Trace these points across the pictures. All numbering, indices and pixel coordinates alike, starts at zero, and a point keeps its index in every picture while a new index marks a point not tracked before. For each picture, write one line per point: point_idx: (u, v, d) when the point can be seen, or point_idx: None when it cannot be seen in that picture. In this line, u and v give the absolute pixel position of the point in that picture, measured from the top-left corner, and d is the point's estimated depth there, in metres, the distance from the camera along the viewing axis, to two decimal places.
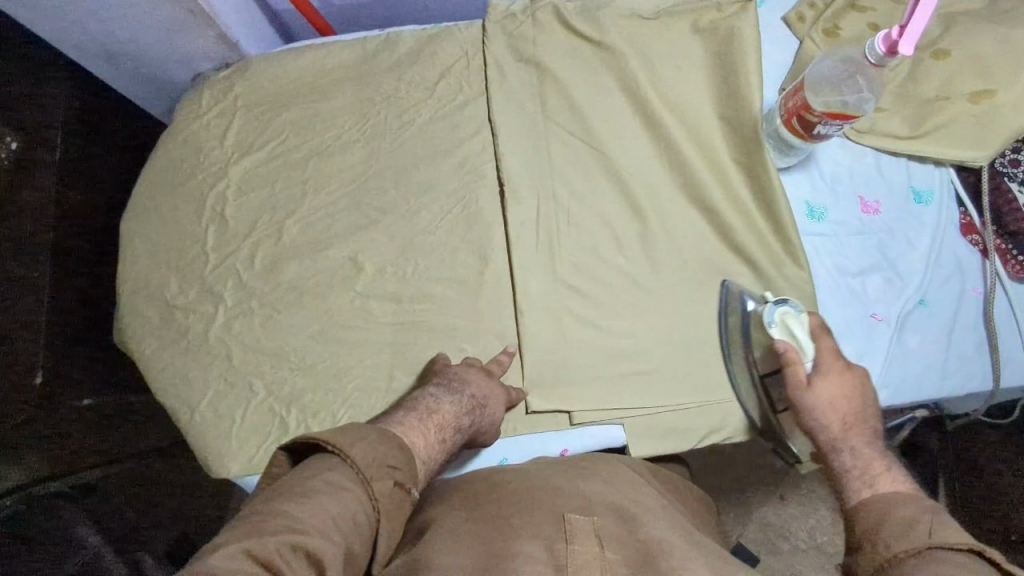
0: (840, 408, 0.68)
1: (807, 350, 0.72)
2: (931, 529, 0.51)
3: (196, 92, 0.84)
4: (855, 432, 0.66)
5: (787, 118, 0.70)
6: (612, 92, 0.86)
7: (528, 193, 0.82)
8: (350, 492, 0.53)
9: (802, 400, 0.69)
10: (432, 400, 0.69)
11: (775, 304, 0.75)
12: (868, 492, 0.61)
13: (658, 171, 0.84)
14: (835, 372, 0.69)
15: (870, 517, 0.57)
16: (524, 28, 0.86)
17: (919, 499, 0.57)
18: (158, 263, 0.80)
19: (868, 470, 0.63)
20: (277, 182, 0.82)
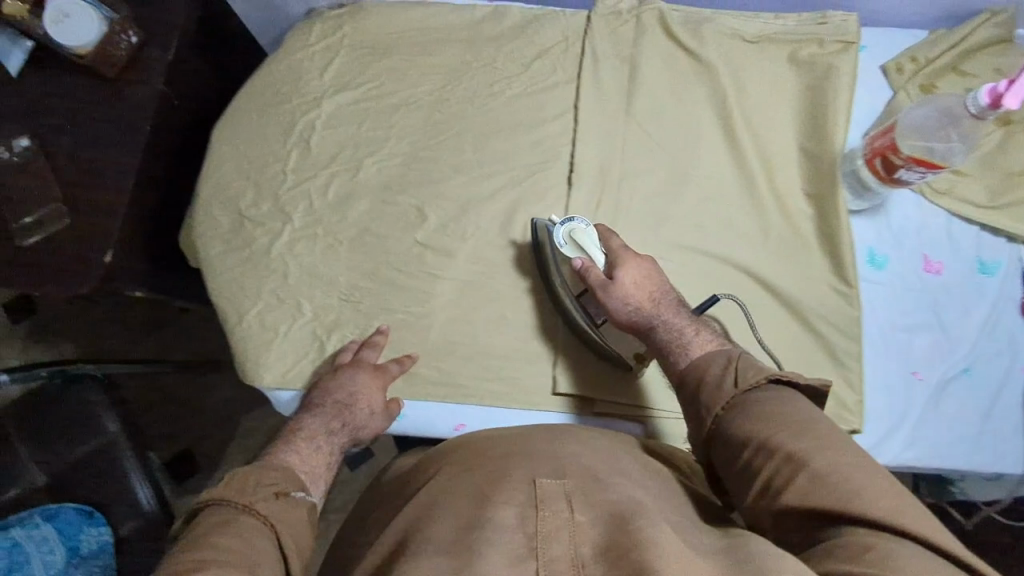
0: (641, 292, 0.75)
1: (596, 256, 0.77)
2: (736, 380, 0.64)
3: (307, 24, 0.89)
4: (663, 309, 0.74)
5: (869, 158, 0.77)
6: (700, 102, 0.87)
7: (598, 182, 0.84)
8: (236, 523, 0.57)
9: (613, 296, 0.75)
10: (298, 423, 0.74)
11: (562, 223, 0.78)
12: (689, 357, 0.71)
13: (730, 186, 0.84)
14: (619, 266, 0.75)
15: (692, 379, 0.68)
16: (626, 27, 0.89)
17: (731, 355, 0.68)
18: (239, 173, 0.84)
19: (683, 340, 0.72)
20: (365, 121, 0.86)
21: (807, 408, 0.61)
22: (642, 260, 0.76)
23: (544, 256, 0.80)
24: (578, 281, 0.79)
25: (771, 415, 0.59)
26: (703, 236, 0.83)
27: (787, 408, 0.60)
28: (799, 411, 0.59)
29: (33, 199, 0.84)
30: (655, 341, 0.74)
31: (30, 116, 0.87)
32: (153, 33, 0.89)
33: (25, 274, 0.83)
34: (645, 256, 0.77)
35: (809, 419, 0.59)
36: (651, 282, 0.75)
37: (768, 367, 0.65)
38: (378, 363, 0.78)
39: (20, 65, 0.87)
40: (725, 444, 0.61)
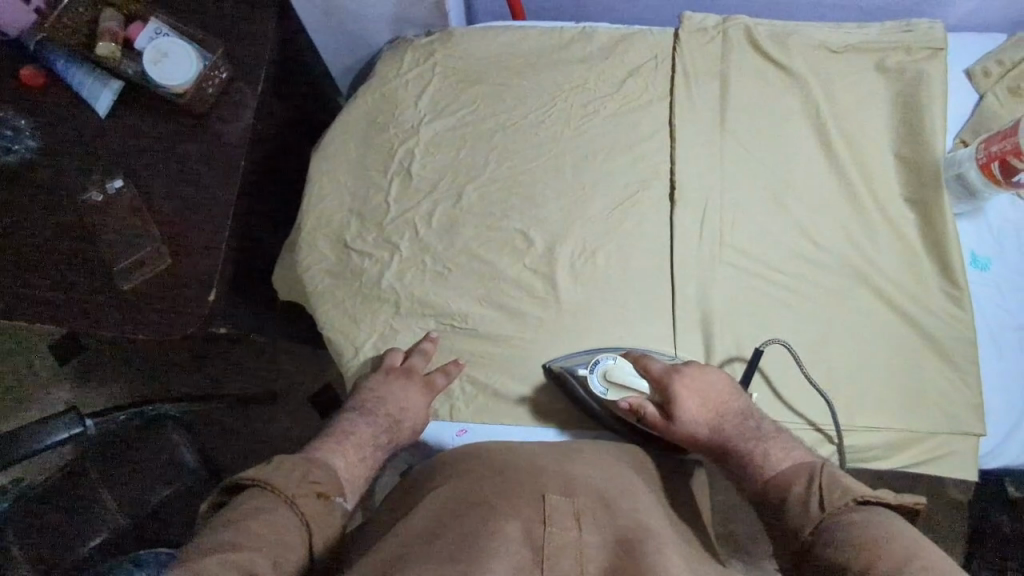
0: (706, 410, 0.73)
1: (648, 391, 0.76)
2: (822, 501, 0.61)
3: (398, 53, 0.89)
4: (731, 432, 0.72)
5: (984, 163, 0.79)
6: (793, 112, 0.87)
7: (701, 196, 0.84)
8: (278, 513, 0.56)
9: (676, 428, 0.73)
10: (348, 425, 0.74)
11: (595, 370, 0.76)
12: (767, 475, 0.68)
13: (830, 195, 0.85)
14: (681, 386, 0.72)
15: (776, 498, 0.65)
16: (713, 43, 0.89)
17: (812, 469, 0.65)
18: (341, 205, 0.84)
19: (762, 456, 0.70)
20: (464, 148, 0.86)
21: (906, 527, 0.56)
22: (699, 368, 0.74)
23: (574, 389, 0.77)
24: (630, 421, 0.77)
25: (871, 538, 0.55)
26: (809, 246, 0.83)
27: (889, 531, 0.55)
28: (899, 532, 0.55)
29: (130, 243, 0.82)
30: (734, 462, 0.72)
31: (122, 158, 0.86)
32: (242, 69, 0.88)
33: (126, 318, 0.81)
34: (700, 364, 0.75)
35: (909, 539, 0.54)
36: (722, 386, 0.73)
37: (856, 487, 0.61)
38: (425, 373, 0.77)
39: (108, 108, 0.86)
40: (826, 574, 0.56)
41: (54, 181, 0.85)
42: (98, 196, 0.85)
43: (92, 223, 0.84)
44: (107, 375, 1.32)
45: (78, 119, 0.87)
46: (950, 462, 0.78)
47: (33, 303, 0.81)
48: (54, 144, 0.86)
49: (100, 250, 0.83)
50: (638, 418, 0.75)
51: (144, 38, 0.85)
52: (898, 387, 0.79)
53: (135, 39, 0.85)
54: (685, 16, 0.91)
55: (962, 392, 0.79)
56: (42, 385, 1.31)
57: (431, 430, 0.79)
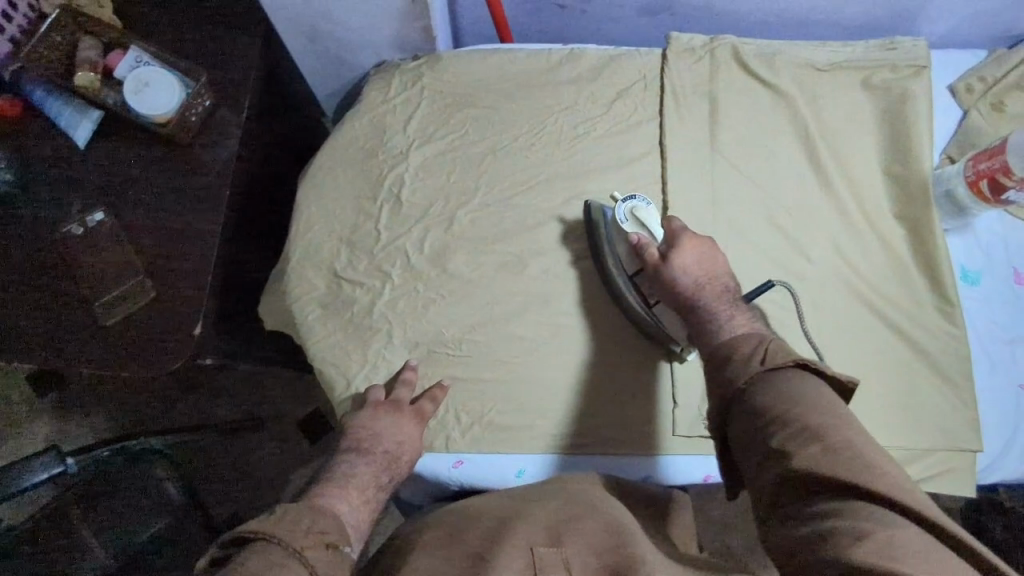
0: (697, 273, 0.74)
1: (656, 235, 0.78)
2: (764, 359, 0.64)
3: (385, 78, 0.88)
4: (708, 295, 0.73)
5: (973, 181, 0.80)
6: (782, 131, 0.88)
7: (694, 215, 0.83)
8: (287, 567, 0.53)
9: (665, 273, 0.75)
10: (348, 467, 0.71)
11: (625, 201, 0.79)
12: (725, 336, 0.69)
13: (822, 212, 0.85)
14: (683, 246, 0.75)
15: (724, 352, 0.67)
16: (701, 62, 0.90)
17: (764, 339, 0.67)
18: (329, 232, 0.82)
19: (725, 323, 0.71)
20: (454, 172, 0.85)
21: (828, 397, 0.60)
22: (709, 244, 0.77)
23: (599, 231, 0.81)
24: (630, 258, 0.79)
25: (797, 398, 0.59)
26: (803, 264, 0.83)
27: (813, 397, 0.59)
28: (820, 398, 0.59)
29: (111, 275, 0.80)
30: (698, 321, 0.73)
31: (103, 189, 0.84)
32: (226, 96, 0.87)
33: (110, 355, 0.79)
34: (712, 244, 0.77)
35: (829, 407, 0.58)
36: (711, 265, 0.75)
37: (801, 354, 0.64)
38: (413, 403, 0.76)
39: (88, 138, 0.84)
40: (744, 420, 0.61)
41: (31, 216, 0.82)
42: (77, 229, 0.82)
43: (71, 257, 0.81)
44: (88, 408, 1.28)
45: (57, 150, 0.84)
46: (949, 480, 0.78)
47: (12, 344, 0.78)
48: (32, 177, 0.83)
49: (80, 285, 0.81)
50: (640, 256, 0.77)
51: (125, 67, 0.83)
52: (896, 405, 0.79)
53: (115, 68, 0.84)
54: (672, 37, 0.91)
55: (958, 408, 0.79)
56: (21, 419, 1.27)
57: (429, 464, 0.77)
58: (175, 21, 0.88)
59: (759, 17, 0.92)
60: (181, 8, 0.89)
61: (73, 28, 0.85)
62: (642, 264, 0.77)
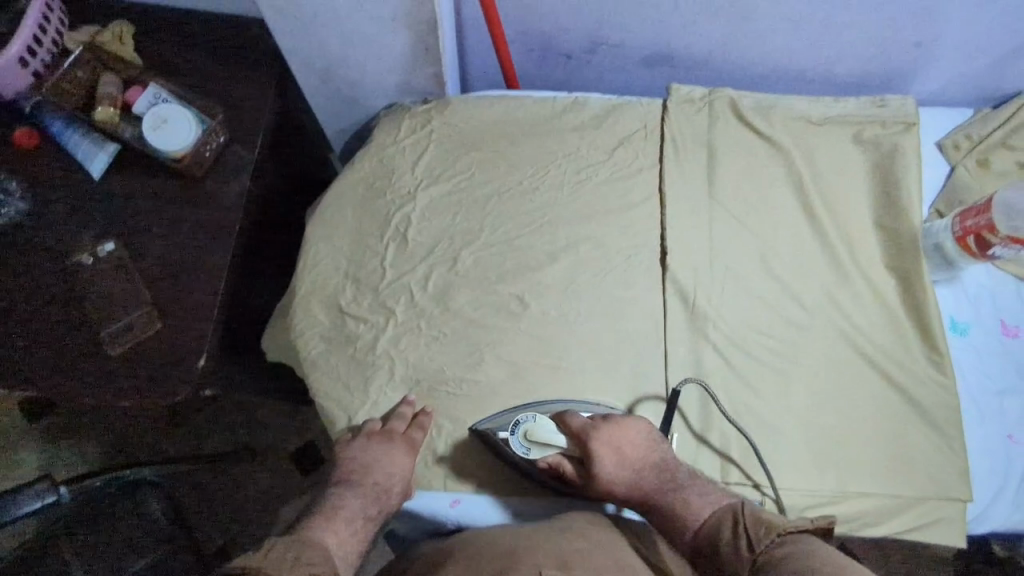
0: (630, 467, 0.73)
1: (564, 446, 0.75)
2: (750, 543, 0.62)
3: (395, 120, 0.91)
4: (652, 487, 0.73)
5: (961, 237, 0.83)
6: (777, 181, 0.91)
7: (692, 261, 0.86)
8: None
9: (601, 484, 0.73)
10: (337, 500, 0.72)
11: (513, 433, 0.75)
12: (694, 526, 0.68)
13: (816, 260, 0.87)
14: (602, 475, 0.72)
15: (707, 544, 0.66)
16: (700, 113, 0.93)
17: (733, 509, 0.66)
18: (335, 269, 0.84)
19: (682, 509, 0.70)
20: (459, 213, 0.87)
21: (818, 548, 0.57)
22: (618, 423, 0.74)
23: (499, 444, 0.76)
24: (555, 476, 0.76)
25: (796, 567, 0.55)
26: (797, 310, 0.85)
27: (804, 554, 0.56)
28: (813, 553, 0.56)
29: (120, 307, 0.81)
30: (659, 516, 0.72)
31: (115, 220, 0.85)
32: (240, 133, 0.89)
33: (115, 383, 0.80)
34: (620, 421, 0.74)
35: (828, 560, 0.55)
36: (636, 445, 0.73)
37: (780, 519, 0.62)
38: (405, 433, 0.76)
39: (103, 170, 0.86)
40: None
41: (44, 244, 0.84)
42: (88, 259, 0.83)
43: (81, 287, 0.83)
44: (82, 433, 1.27)
45: (70, 179, 0.86)
46: (942, 530, 0.78)
47: (16, 372, 0.79)
48: (45, 205, 0.85)
49: (88, 314, 0.82)
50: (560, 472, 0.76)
51: (144, 102, 0.85)
52: (887, 453, 0.80)
53: (133, 103, 0.86)
54: (673, 88, 0.95)
55: (948, 457, 0.80)
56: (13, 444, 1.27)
57: (426, 503, 0.77)
58: (194, 60, 0.91)
59: (757, 72, 0.96)
60: (201, 49, 0.92)
61: (96, 64, 0.88)
62: (583, 481, 0.75)
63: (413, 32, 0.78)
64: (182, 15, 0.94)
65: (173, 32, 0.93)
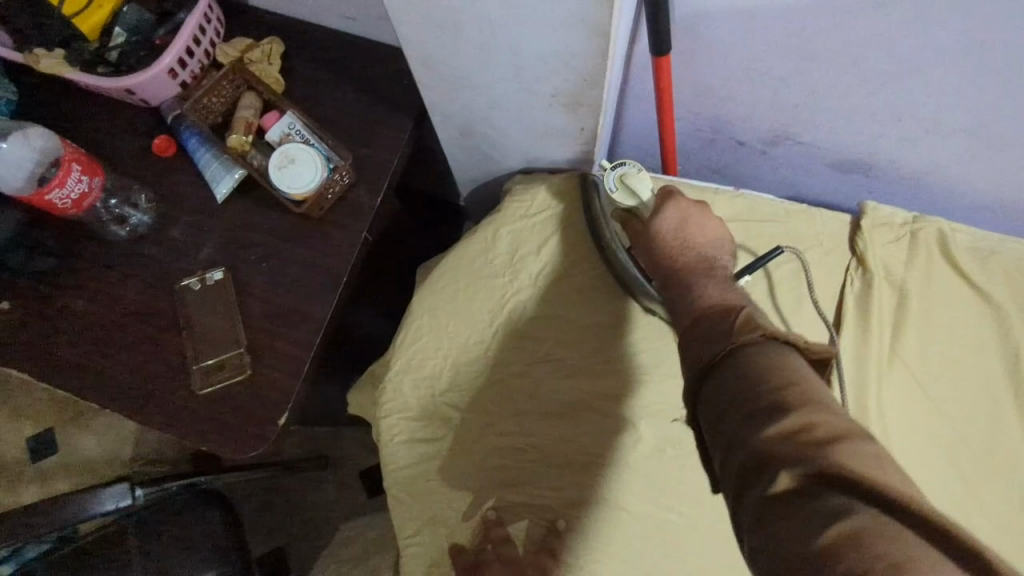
0: (685, 236, 0.62)
1: (645, 203, 0.69)
2: (735, 322, 0.50)
3: (530, 188, 0.80)
4: (678, 258, 0.61)
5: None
6: (984, 349, 0.72)
7: (854, 432, 0.70)
8: None
9: (643, 239, 0.65)
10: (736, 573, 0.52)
11: (613, 168, 0.70)
12: (699, 303, 0.55)
13: (1016, 463, 0.69)
14: (666, 201, 0.64)
15: (696, 318, 0.54)
16: (898, 245, 0.75)
17: (733, 304, 0.53)
18: (437, 351, 0.76)
19: (696, 289, 0.57)
20: (584, 311, 0.76)
21: (806, 370, 0.47)
22: (703, 209, 0.65)
23: (598, 200, 0.75)
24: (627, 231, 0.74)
25: (758, 371, 0.46)
26: (973, 524, 0.68)
27: (792, 368, 0.47)
28: (797, 370, 0.46)
29: (215, 342, 0.78)
30: (676, 287, 0.59)
31: (229, 248, 0.82)
32: (366, 176, 0.84)
33: (194, 423, 0.76)
34: (704, 210, 0.65)
35: (801, 380, 0.46)
36: (708, 230, 0.63)
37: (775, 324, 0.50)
38: (501, 538, 0.70)
39: (227, 193, 0.83)
40: (711, 399, 0.48)
41: (156, 263, 0.82)
42: (196, 285, 0.81)
43: (182, 312, 0.80)
44: None
45: (194, 199, 0.84)
46: None
47: (111, 395, 0.77)
48: (166, 222, 0.83)
49: (183, 343, 0.79)
50: (629, 226, 0.70)
51: (278, 131, 0.82)
52: None
53: (268, 129, 0.83)
54: (870, 205, 0.77)
55: None
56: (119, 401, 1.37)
57: None
58: (335, 91, 0.87)
59: (981, 201, 0.77)
60: (345, 78, 0.87)
61: (240, 81, 0.85)
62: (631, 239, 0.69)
63: (572, 109, 0.67)
64: (330, 39, 0.88)
65: (320, 54, 0.88)
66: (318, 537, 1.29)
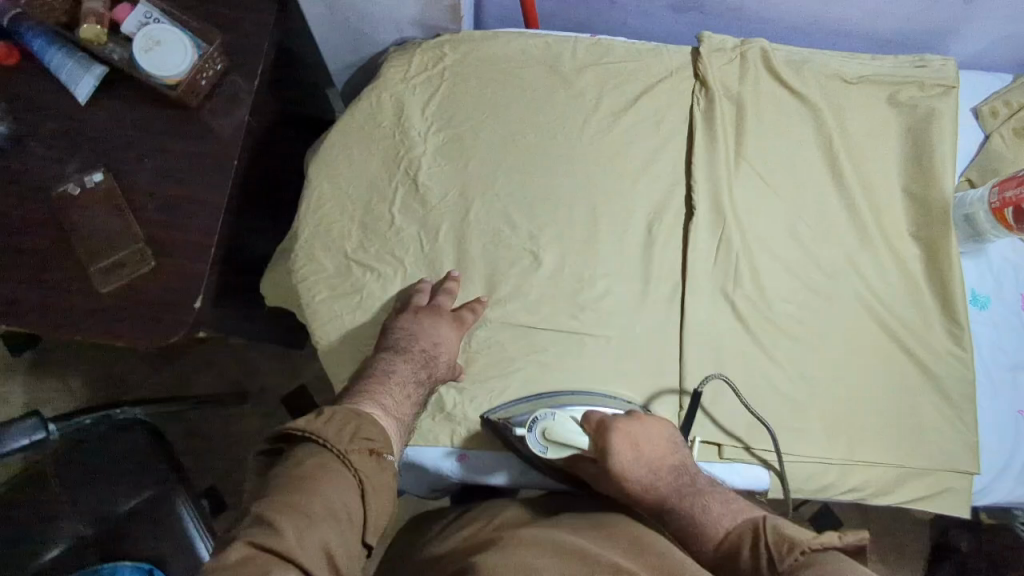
0: (650, 468, 0.68)
1: (585, 442, 0.70)
2: (768, 556, 0.57)
3: (406, 53, 0.85)
4: (663, 490, 0.68)
5: (998, 208, 0.81)
6: (806, 140, 0.87)
7: (713, 222, 0.83)
8: (334, 471, 0.61)
9: (609, 481, 0.69)
10: (647, 462, 0.68)
11: (533, 429, 0.72)
12: (713, 536, 0.63)
13: (839, 223, 0.85)
14: (618, 436, 0.68)
15: (727, 561, 0.61)
16: (731, 65, 0.87)
17: (756, 524, 0.61)
18: (342, 213, 0.81)
19: (701, 515, 0.65)
20: (474, 158, 0.83)
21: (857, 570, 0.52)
22: (638, 418, 0.71)
23: (514, 434, 0.74)
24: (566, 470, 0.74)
25: None
26: (812, 276, 0.83)
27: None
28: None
29: (108, 240, 0.76)
30: (675, 521, 0.67)
31: (103, 149, 0.80)
32: (237, 60, 0.83)
33: (104, 322, 0.75)
34: (639, 418, 0.71)
35: None
36: (657, 441, 0.70)
37: (803, 534, 0.57)
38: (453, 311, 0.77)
39: (89, 94, 0.80)
40: None
41: (25, 173, 0.78)
42: (75, 189, 0.78)
43: (66, 217, 0.78)
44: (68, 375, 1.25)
45: (53, 103, 0.80)
46: (947, 501, 0.79)
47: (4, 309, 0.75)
48: (26, 130, 0.79)
49: (75, 248, 0.77)
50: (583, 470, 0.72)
51: (133, 20, 0.78)
52: (893, 420, 0.80)
53: (123, 21, 0.78)
54: (705, 35, 0.88)
55: (955, 429, 0.80)
56: (8, 367, 1.30)
57: (431, 453, 0.77)
58: None
59: (791, 22, 0.91)
60: None
61: None
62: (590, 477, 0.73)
63: None
64: None
65: None
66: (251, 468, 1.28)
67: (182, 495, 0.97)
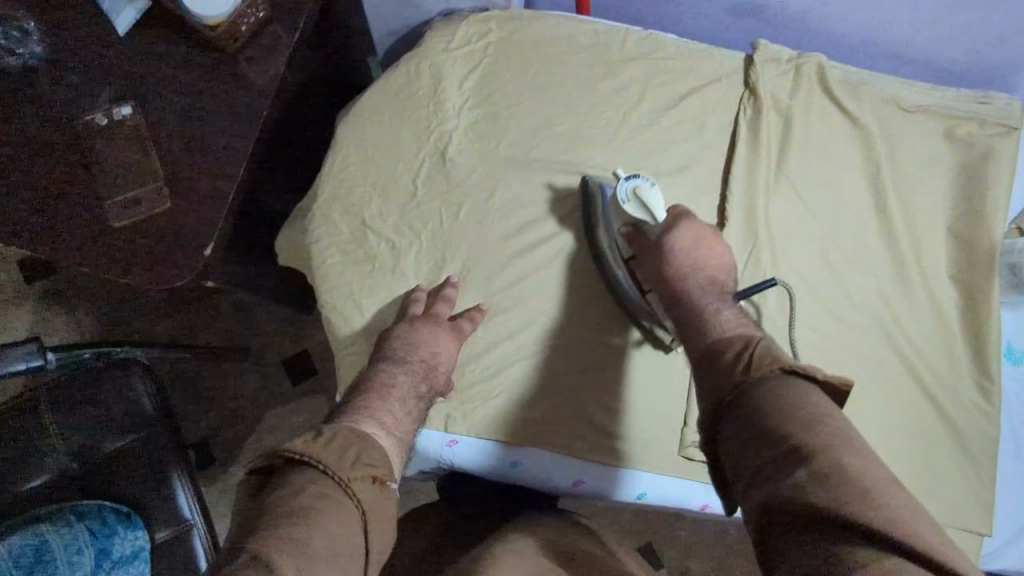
0: (698, 256, 0.70)
1: (658, 222, 0.74)
2: (748, 360, 0.57)
3: (450, 24, 0.82)
4: (692, 283, 0.68)
5: None
6: (852, 165, 0.83)
7: (744, 237, 0.79)
8: (335, 503, 0.54)
9: (655, 258, 0.71)
10: (694, 257, 0.69)
11: (627, 180, 0.75)
12: (714, 333, 0.63)
13: (876, 255, 0.81)
14: (686, 224, 0.71)
15: (709, 352, 0.61)
16: (785, 76, 0.83)
17: (750, 339, 0.60)
18: (365, 179, 0.79)
19: (711, 317, 0.64)
20: (506, 140, 0.80)
21: (825, 403, 0.53)
22: (714, 234, 0.71)
23: (598, 211, 0.77)
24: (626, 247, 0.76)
25: (778, 411, 0.52)
26: (842, 306, 0.79)
27: (812, 407, 0.52)
28: (823, 414, 0.52)
29: (128, 175, 0.75)
30: (682, 315, 0.67)
31: (135, 83, 0.79)
32: (280, 11, 0.82)
33: (115, 259, 0.74)
34: (715, 232, 0.72)
35: (823, 420, 0.51)
36: (715, 257, 0.70)
37: (788, 357, 0.57)
38: (451, 319, 0.74)
39: (130, 25, 0.79)
40: (737, 433, 0.54)
41: (55, 98, 0.77)
42: (102, 120, 0.77)
43: (89, 147, 0.76)
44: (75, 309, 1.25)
45: (91, 31, 0.79)
46: None
47: (17, 232, 0.74)
48: (62, 54, 0.78)
49: (94, 179, 0.75)
50: (634, 246, 0.74)
51: None
52: (908, 470, 0.77)
53: None
54: (761, 43, 0.84)
55: (972, 484, 0.77)
56: (19, 295, 1.30)
57: (422, 438, 0.75)
58: None
59: (853, 41, 0.87)
60: None
61: None
62: (636, 252, 0.74)
63: None
64: None
65: None
66: (245, 427, 1.28)
67: (170, 448, 0.95)
